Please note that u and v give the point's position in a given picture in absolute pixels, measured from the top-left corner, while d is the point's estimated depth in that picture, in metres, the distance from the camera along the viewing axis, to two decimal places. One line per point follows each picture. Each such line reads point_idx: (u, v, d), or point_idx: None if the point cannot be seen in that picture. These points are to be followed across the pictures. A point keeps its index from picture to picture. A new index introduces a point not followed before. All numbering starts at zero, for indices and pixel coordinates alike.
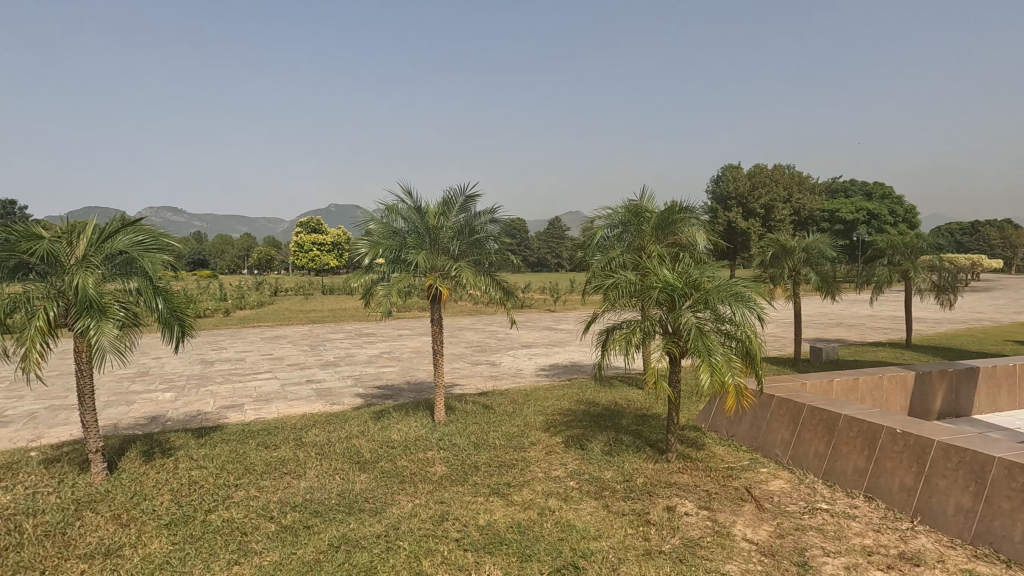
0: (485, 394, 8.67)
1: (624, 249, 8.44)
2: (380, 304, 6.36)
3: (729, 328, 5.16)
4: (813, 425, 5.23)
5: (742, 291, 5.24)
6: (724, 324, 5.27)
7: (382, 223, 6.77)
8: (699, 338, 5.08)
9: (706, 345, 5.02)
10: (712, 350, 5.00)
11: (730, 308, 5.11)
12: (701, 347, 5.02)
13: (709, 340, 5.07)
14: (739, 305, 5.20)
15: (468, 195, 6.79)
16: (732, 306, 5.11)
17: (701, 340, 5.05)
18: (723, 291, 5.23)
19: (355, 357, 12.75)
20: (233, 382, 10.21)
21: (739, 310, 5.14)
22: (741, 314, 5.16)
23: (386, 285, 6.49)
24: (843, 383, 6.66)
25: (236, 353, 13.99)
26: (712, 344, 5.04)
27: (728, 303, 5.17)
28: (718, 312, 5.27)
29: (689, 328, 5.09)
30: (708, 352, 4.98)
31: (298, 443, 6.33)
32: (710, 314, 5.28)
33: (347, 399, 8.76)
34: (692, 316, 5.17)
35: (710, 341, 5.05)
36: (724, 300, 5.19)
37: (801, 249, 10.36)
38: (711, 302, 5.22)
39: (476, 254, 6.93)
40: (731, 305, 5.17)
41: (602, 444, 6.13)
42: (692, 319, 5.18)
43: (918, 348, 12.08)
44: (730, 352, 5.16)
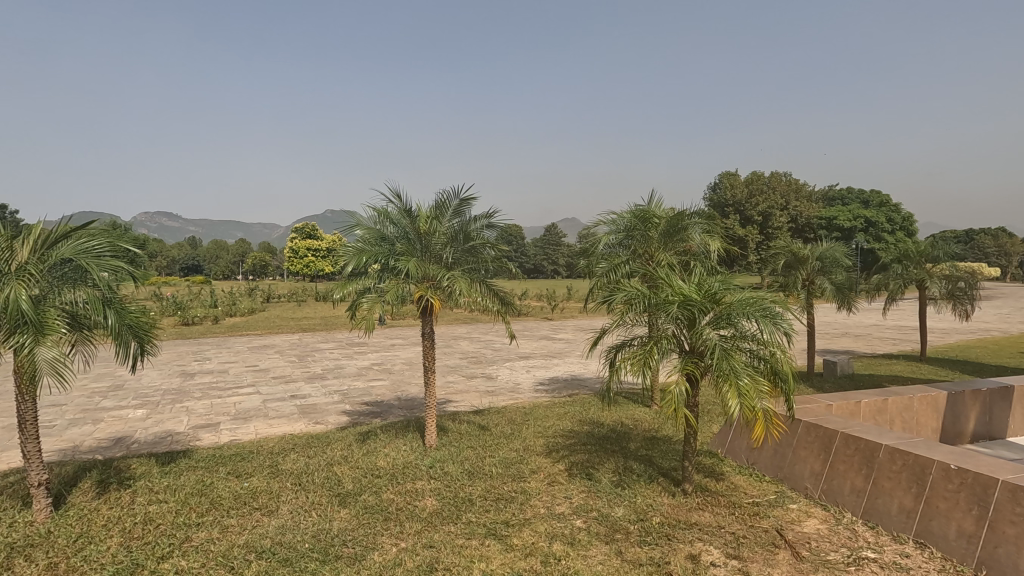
0: (481, 412, 8.06)
1: (630, 258, 7.89)
2: (364, 319, 5.72)
3: (757, 348, 4.58)
4: (849, 455, 4.66)
5: (769, 306, 4.68)
6: (751, 343, 4.69)
7: (369, 228, 6.17)
8: (725, 359, 4.50)
9: (732, 367, 4.44)
10: (740, 372, 4.42)
11: (760, 325, 4.53)
12: (726, 368, 4.44)
13: (735, 361, 4.50)
14: (768, 321, 4.63)
15: (463, 198, 6.21)
16: (762, 323, 4.53)
17: (727, 362, 4.47)
18: (750, 306, 4.67)
19: (344, 370, 12.10)
20: (212, 397, 9.56)
21: (769, 327, 4.56)
22: (771, 332, 4.58)
23: (373, 296, 5.88)
24: (872, 405, 6.11)
25: (220, 364, 13.32)
26: (739, 365, 4.46)
27: (757, 319, 4.60)
28: (744, 329, 4.69)
29: (713, 348, 4.51)
30: (735, 375, 4.41)
31: (274, 472, 5.71)
32: (735, 332, 4.71)
33: (332, 418, 8.14)
34: (716, 334, 4.60)
35: (737, 363, 4.47)
36: (752, 316, 4.61)
37: (814, 257, 9.83)
38: (737, 318, 4.65)
39: (470, 263, 6.36)
40: (758, 321, 4.61)
41: (610, 473, 5.55)
42: (715, 337, 4.60)
43: (934, 360, 11.56)
44: (759, 374, 4.57)
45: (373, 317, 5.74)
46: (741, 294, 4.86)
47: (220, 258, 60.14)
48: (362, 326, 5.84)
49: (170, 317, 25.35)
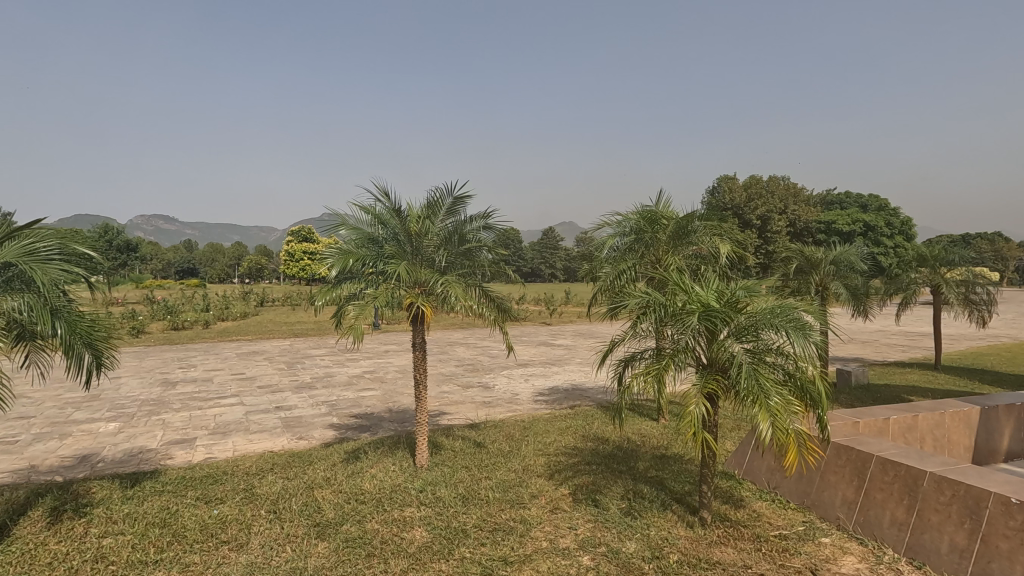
0: (477, 426, 7.55)
1: (636, 262, 7.41)
2: (351, 328, 5.15)
3: (787, 364, 4.07)
4: (887, 483, 4.19)
5: (798, 316, 4.18)
6: (780, 357, 4.18)
7: (355, 228, 5.66)
8: (753, 376, 3.99)
9: (761, 386, 3.93)
10: (770, 391, 3.92)
11: (791, 338, 4.01)
12: (754, 387, 3.94)
13: (764, 377, 3.99)
14: (801, 332, 4.11)
15: (457, 197, 5.71)
16: (794, 336, 4.02)
17: (754, 380, 3.97)
18: (778, 317, 4.18)
19: (334, 378, 11.55)
20: (192, 409, 9.01)
21: (802, 340, 4.05)
22: (805, 346, 4.06)
23: (359, 303, 5.35)
24: (901, 422, 5.64)
25: (205, 372, 12.76)
26: (769, 383, 3.96)
27: (787, 330, 4.09)
28: (772, 342, 4.19)
29: (738, 364, 4.00)
30: (764, 394, 3.91)
31: (247, 497, 5.17)
32: (762, 345, 4.20)
33: (317, 432, 7.61)
34: (741, 348, 4.09)
35: (766, 380, 3.97)
36: (781, 327, 4.11)
37: (828, 261, 9.39)
38: (765, 330, 4.15)
39: (466, 266, 5.86)
40: (787, 333, 4.10)
41: (619, 499, 5.04)
42: (741, 352, 4.09)
43: (949, 368, 11.07)
44: (789, 392, 4.07)
45: (361, 326, 5.17)
46: (767, 304, 4.38)
47: (215, 261, 59.42)
48: (349, 337, 5.28)
49: (160, 322, 24.74)
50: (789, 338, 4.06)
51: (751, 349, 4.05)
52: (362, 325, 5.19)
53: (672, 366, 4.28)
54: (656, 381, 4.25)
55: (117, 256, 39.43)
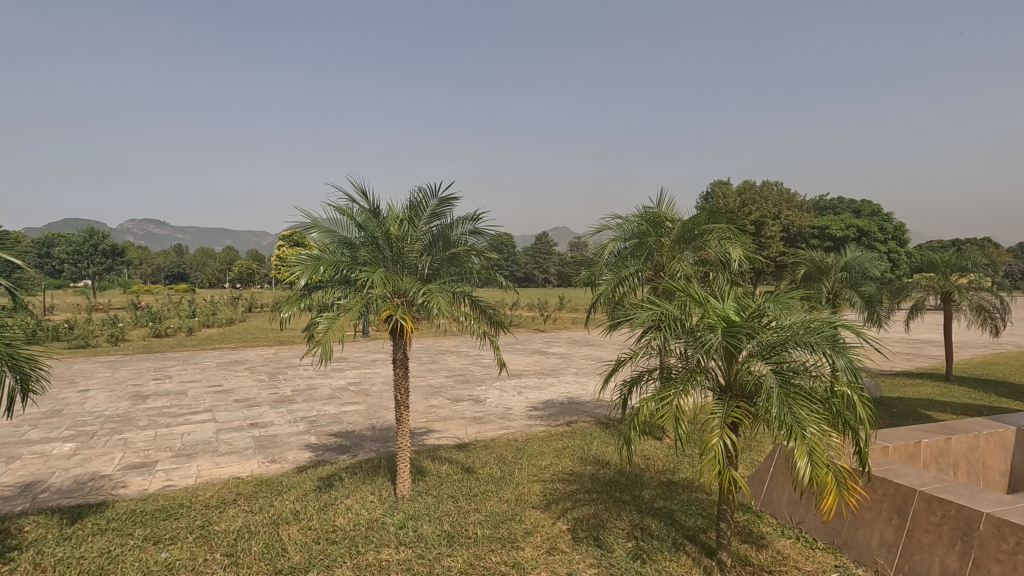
0: (465, 447, 6.94)
1: (640, 268, 6.86)
2: (318, 344, 4.48)
3: (824, 388, 3.49)
4: (934, 525, 3.66)
5: (833, 332, 3.64)
6: (815, 379, 3.61)
7: (328, 232, 5.05)
8: (785, 402, 3.42)
9: (795, 414, 3.37)
10: (806, 420, 3.35)
11: (830, 358, 3.44)
12: (787, 415, 3.37)
13: (798, 403, 3.41)
14: (840, 351, 3.55)
15: (443, 197, 5.12)
16: (832, 356, 3.46)
17: (787, 407, 3.40)
18: (811, 334, 3.63)
19: (316, 391, 10.90)
20: (159, 427, 8.34)
21: (842, 360, 3.48)
22: (847, 368, 3.47)
23: (330, 316, 4.72)
24: (933, 445, 5.11)
25: (180, 384, 12.06)
26: (804, 411, 3.38)
27: (825, 349, 3.52)
28: (804, 362, 3.63)
29: (767, 388, 3.44)
30: (800, 423, 3.34)
31: (202, 536, 4.54)
32: (795, 365, 3.64)
33: (291, 453, 6.98)
34: (770, 369, 3.53)
35: (801, 407, 3.40)
36: (817, 346, 3.55)
37: (839, 267, 8.92)
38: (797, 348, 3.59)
39: (452, 273, 5.31)
40: (823, 352, 3.54)
41: (625, 537, 4.45)
42: (771, 374, 3.53)
43: (961, 380, 10.57)
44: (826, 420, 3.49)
45: (330, 342, 4.50)
46: (796, 319, 3.84)
47: (204, 265, 58.39)
48: (316, 353, 4.61)
49: (142, 328, 23.98)
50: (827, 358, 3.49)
51: (782, 372, 3.49)
52: (330, 341, 4.53)
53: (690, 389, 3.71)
54: (672, 408, 3.66)
55: (101, 260, 38.48)
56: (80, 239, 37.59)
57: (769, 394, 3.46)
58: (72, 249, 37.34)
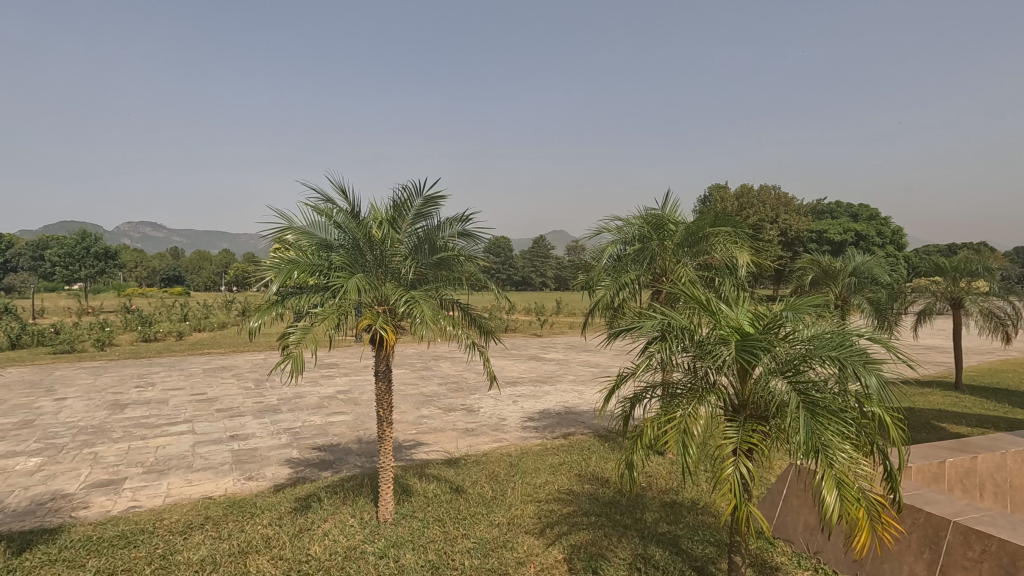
0: (455, 463, 6.54)
1: (641, 273, 6.49)
2: (288, 357, 4.01)
3: (854, 411, 3.09)
4: (972, 561, 3.28)
5: (862, 347, 3.24)
6: (843, 399, 3.21)
7: (306, 234, 4.65)
8: (810, 426, 3.02)
9: (821, 439, 2.97)
10: (834, 447, 2.95)
11: (861, 378, 3.04)
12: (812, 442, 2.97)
13: (826, 428, 3.01)
14: (871, 368, 3.15)
15: (430, 197, 4.72)
16: (863, 376, 3.06)
17: (813, 432, 3.00)
18: (837, 349, 3.23)
19: (303, 400, 10.48)
20: (133, 439, 7.90)
21: (874, 379, 3.07)
22: (880, 387, 3.07)
23: (301, 328, 4.19)
24: (959, 465, 4.74)
25: (162, 392, 11.59)
26: (832, 436, 2.99)
27: (854, 366, 3.12)
28: (829, 380, 3.23)
29: (790, 412, 3.05)
30: (828, 451, 2.94)
31: (161, 568, 4.12)
32: (819, 382, 3.24)
33: (270, 469, 6.56)
34: (792, 389, 3.13)
35: (828, 432, 2.99)
36: (844, 362, 3.15)
37: (847, 272, 8.62)
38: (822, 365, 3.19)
39: (440, 277, 4.94)
40: (852, 368, 3.14)
41: (626, 569, 4.05)
42: (792, 394, 3.13)
43: (972, 390, 10.21)
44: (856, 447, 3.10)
45: (302, 354, 4.03)
46: (819, 332, 3.44)
47: (199, 268, 57.73)
48: (286, 367, 4.14)
49: (132, 332, 23.47)
50: (857, 376, 3.09)
51: (806, 392, 3.10)
52: (302, 353, 4.09)
53: (702, 410, 3.31)
54: (680, 433, 3.26)
55: (94, 263, 37.92)
56: (72, 242, 37.04)
57: (791, 418, 3.07)
58: (65, 252, 36.87)
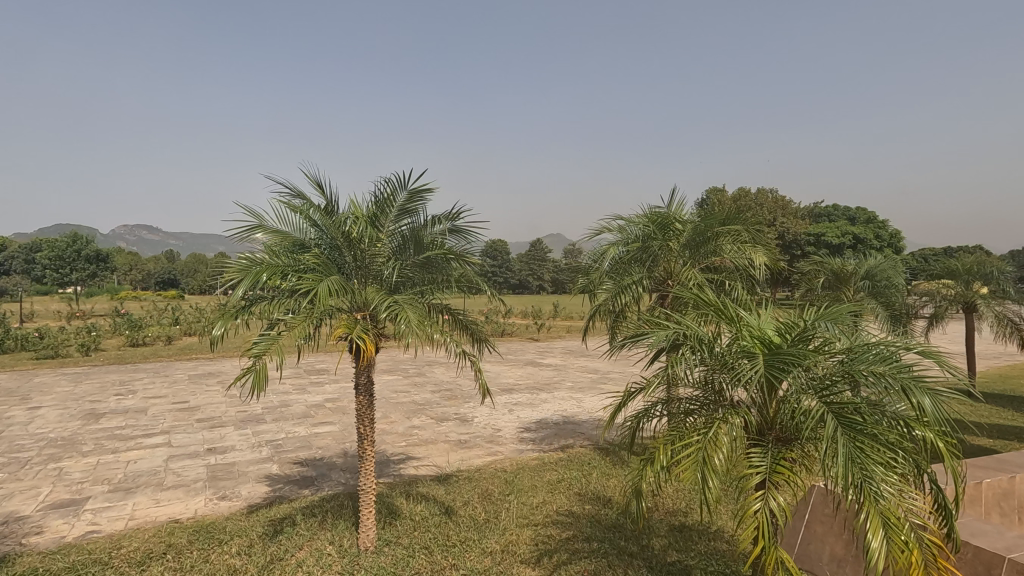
0: (446, 479, 6.07)
1: (645, 276, 6.07)
2: (248, 371, 3.51)
3: (904, 437, 2.62)
4: None
5: (912, 363, 2.77)
6: (889, 419, 2.73)
7: (278, 232, 4.21)
8: (852, 454, 2.53)
9: (866, 470, 2.49)
10: (881, 480, 2.49)
11: (913, 400, 2.58)
12: (855, 474, 2.49)
13: (872, 457, 2.53)
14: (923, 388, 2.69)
15: (415, 191, 4.28)
16: (916, 397, 2.59)
17: (855, 462, 2.51)
18: (881, 364, 2.78)
19: (290, 409, 10.01)
20: (103, 453, 7.40)
21: (927, 400, 2.61)
22: (934, 410, 2.60)
23: (265, 337, 3.77)
24: (996, 486, 4.32)
25: (142, 401, 11.07)
26: (879, 466, 2.51)
27: (904, 384, 2.66)
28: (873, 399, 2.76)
29: (828, 438, 2.56)
30: (874, 486, 2.47)
31: None
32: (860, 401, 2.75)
33: (246, 487, 6.08)
34: (829, 411, 2.65)
35: (875, 462, 2.51)
36: (891, 380, 2.69)
37: (859, 275, 8.33)
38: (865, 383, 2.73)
39: (427, 278, 4.50)
40: (901, 388, 2.66)
41: None
42: (829, 417, 2.64)
43: (986, 398, 9.82)
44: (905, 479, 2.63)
45: (265, 368, 3.51)
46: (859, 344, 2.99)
47: (195, 271, 56.73)
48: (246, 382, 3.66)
49: (120, 336, 22.89)
50: (908, 396, 2.62)
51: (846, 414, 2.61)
52: (264, 367, 3.53)
53: (722, 434, 2.84)
54: (698, 460, 2.76)
55: (85, 265, 37.33)
56: (63, 244, 36.42)
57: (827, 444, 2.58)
58: (55, 255, 36.27)
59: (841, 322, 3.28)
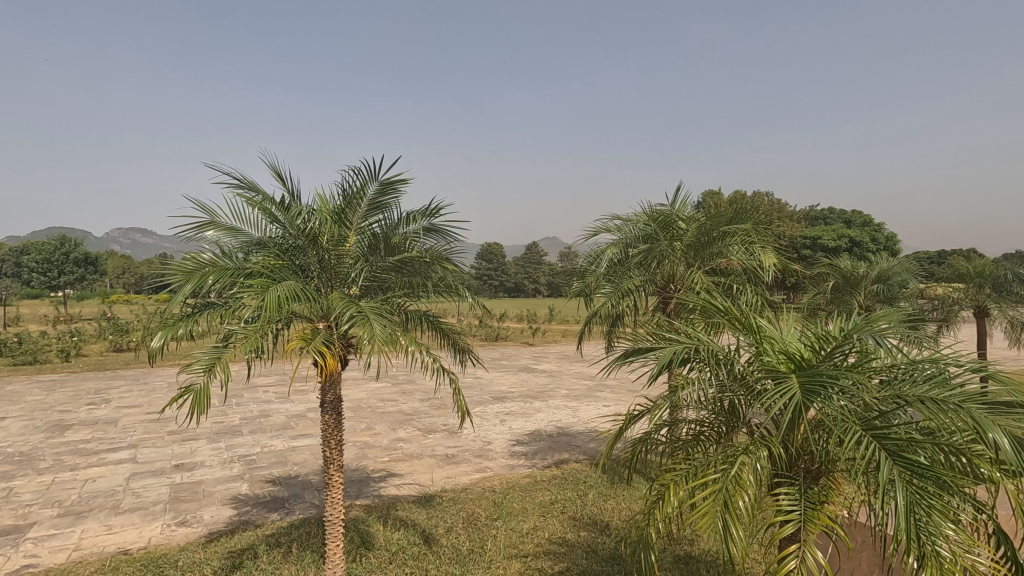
0: (429, 501, 5.56)
1: (646, 280, 5.61)
2: (186, 392, 3.00)
3: (973, 480, 2.10)
4: None
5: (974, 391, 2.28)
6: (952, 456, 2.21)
7: (232, 228, 3.72)
8: (911, 503, 2.02)
9: (931, 522, 1.98)
10: (947, 536, 1.98)
11: (989, 436, 2.06)
12: (916, 526, 1.98)
13: (939, 507, 2.00)
14: (995, 421, 2.18)
15: (387, 183, 3.79)
16: (992, 431, 2.06)
17: (915, 513, 1.99)
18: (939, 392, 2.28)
19: (269, 420, 9.48)
20: (60, 470, 6.84)
21: (1004, 436, 2.09)
22: (1013, 448, 2.08)
23: (209, 351, 3.24)
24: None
25: (115, 411, 10.49)
26: (945, 518, 1.99)
27: (975, 417, 2.16)
28: (929, 430, 2.25)
29: (882, 483, 2.04)
30: (940, 544, 1.96)
31: None
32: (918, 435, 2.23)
33: (209, 510, 5.55)
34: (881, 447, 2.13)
35: (942, 512, 1.99)
36: (957, 410, 2.19)
37: (870, 278, 7.89)
38: (925, 414, 2.23)
39: (403, 282, 4.01)
40: (971, 420, 2.14)
41: None
42: (883, 455, 2.11)
43: None
44: (971, 531, 2.12)
45: (206, 390, 3.01)
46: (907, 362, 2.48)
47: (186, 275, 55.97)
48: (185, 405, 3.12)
49: (103, 342, 22.24)
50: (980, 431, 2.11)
51: (906, 454, 2.08)
52: (207, 388, 3.02)
53: (747, 474, 2.32)
54: (718, 506, 2.23)
55: (74, 269, 36.64)
56: (51, 248, 35.79)
57: (881, 489, 2.06)
58: (42, 258, 35.56)
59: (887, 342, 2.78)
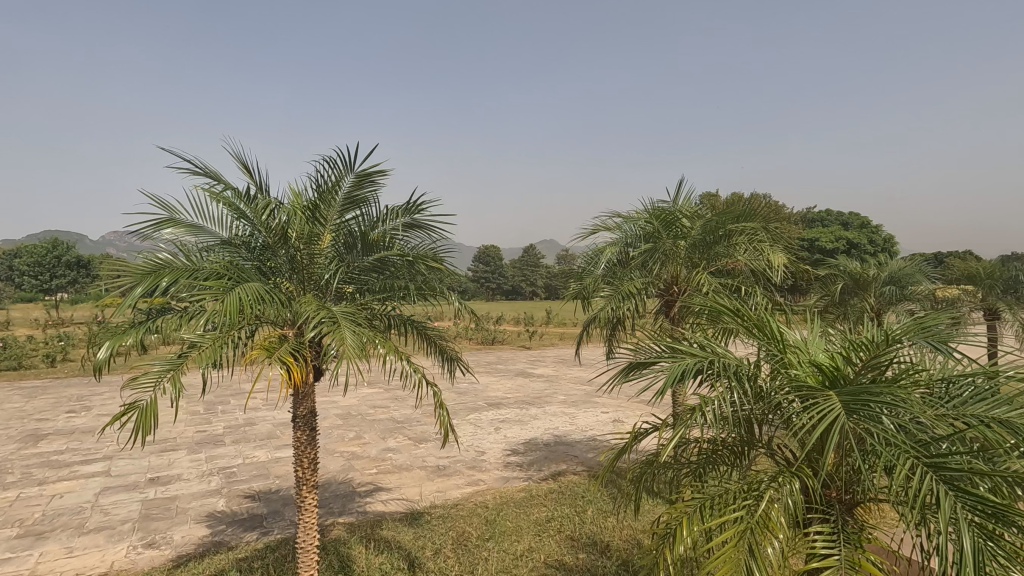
0: (416, 518, 5.19)
1: (646, 282, 5.29)
2: (130, 411, 2.64)
3: None
4: None
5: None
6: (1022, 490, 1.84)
7: (192, 226, 3.37)
8: (979, 550, 1.64)
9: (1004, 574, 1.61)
10: None
11: None
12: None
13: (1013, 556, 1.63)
14: None
15: (365, 174, 3.43)
16: None
17: (984, 564, 1.61)
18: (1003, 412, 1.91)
19: (255, 428, 9.10)
20: (27, 485, 6.45)
21: None
22: None
23: (159, 363, 2.88)
24: None
25: (95, 420, 10.08)
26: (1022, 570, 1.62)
27: None
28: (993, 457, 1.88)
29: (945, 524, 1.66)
30: None
31: None
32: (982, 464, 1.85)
33: (180, 530, 5.17)
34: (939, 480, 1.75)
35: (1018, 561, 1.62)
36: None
37: (880, 280, 7.56)
38: (988, 439, 1.86)
39: (383, 284, 3.65)
40: None
41: None
42: (943, 490, 1.74)
43: None
44: None
45: (154, 407, 2.66)
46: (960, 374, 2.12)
47: None
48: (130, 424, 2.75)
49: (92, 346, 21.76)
50: None
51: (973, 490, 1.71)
52: (154, 405, 2.67)
53: (775, 513, 1.94)
54: (742, 553, 1.84)
55: (65, 272, 36.12)
56: (42, 250, 35.30)
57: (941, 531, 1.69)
58: (33, 261, 35.03)
59: (925, 352, 2.44)
